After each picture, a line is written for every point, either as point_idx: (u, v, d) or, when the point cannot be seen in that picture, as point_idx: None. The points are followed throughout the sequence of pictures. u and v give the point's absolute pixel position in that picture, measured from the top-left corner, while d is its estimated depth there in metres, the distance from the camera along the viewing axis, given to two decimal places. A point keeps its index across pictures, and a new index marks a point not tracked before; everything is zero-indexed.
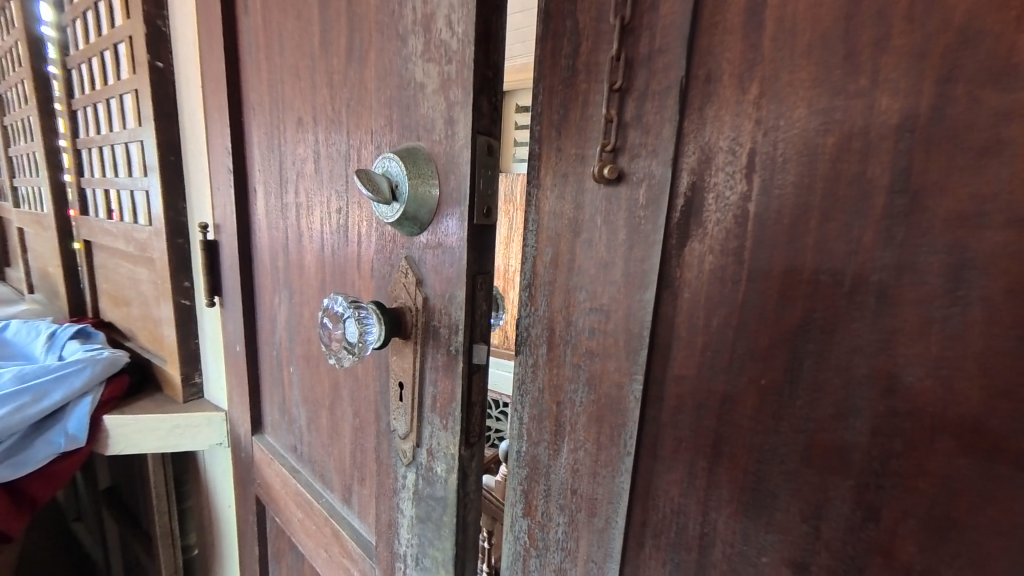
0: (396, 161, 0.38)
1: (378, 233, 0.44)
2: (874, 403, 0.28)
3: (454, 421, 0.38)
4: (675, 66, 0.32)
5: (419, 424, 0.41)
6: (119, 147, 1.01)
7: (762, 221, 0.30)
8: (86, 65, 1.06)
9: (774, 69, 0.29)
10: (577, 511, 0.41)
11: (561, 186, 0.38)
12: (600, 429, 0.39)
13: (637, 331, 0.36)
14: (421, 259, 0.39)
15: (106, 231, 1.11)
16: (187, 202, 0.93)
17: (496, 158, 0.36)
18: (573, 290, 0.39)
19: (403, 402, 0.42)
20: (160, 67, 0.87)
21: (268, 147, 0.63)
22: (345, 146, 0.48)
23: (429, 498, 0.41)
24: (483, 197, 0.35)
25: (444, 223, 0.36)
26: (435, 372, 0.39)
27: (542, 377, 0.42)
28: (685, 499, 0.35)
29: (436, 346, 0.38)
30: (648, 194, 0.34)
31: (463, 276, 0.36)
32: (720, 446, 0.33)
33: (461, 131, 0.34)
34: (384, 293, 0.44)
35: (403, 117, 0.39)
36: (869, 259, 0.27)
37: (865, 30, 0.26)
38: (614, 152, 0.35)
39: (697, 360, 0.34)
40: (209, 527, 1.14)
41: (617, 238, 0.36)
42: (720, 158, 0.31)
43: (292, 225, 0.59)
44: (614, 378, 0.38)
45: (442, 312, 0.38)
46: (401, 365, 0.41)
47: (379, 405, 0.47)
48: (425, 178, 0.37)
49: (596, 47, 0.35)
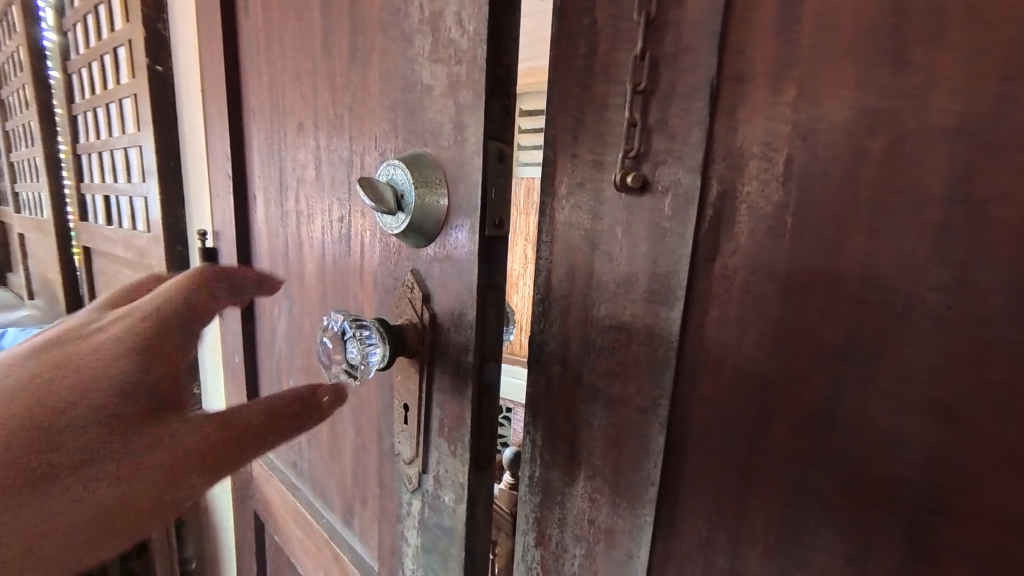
0: (401, 167, 0.35)
1: (382, 243, 0.42)
2: (928, 434, 0.25)
3: (463, 446, 0.35)
4: (704, 65, 0.29)
5: (425, 448, 0.38)
6: (118, 151, 0.99)
7: (801, 233, 0.28)
8: (86, 68, 1.05)
9: (812, 70, 0.26)
10: (594, 543, 0.38)
11: (577, 194, 0.35)
12: (619, 454, 0.35)
13: (662, 352, 0.33)
14: (428, 273, 0.37)
15: (106, 237, 1.10)
16: (185, 208, 0.91)
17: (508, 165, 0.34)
18: (590, 305, 0.36)
19: (407, 425, 0.39)
20: (159, 71, 0.86)
21: (269, 153, 0.61)
22: (347, 151, 0.45)
23: (435, 527, 0.38)
24: (495, 206, 0.33)
25: (452, 237, 0.34)
26: (443, 394, 0.37)
27: (556, 399, 0.38)
28: (711, 533, 0.33)
29: (444, 366, 0.36)
30: (673, 204, 0.31)
31: (473, 291, 0.33)
32: (751, 478, 0.31)
33: (471, 137, 0.32)
34: (388, 308, 0.42)
35: (409, 122, 0.37)
36: (921, 276, 0.25)
37: (916, 25, 0.23)
38: (636, 159, 0.31)
39: (727, 384, 0.31)
40: (207, 540, 1.11)
41: (638, 251, 0.33)
42: (753, 165, 0.29)
43: (293, 234, 0.57)
44: (635, 402, 0.34)
45: (450, 329, 0.35)
46: (406, 386, 0.39)
47: (382, 424, 0.45)
48: (432, 187, 0.34)
49: (614, 46, 0.32)
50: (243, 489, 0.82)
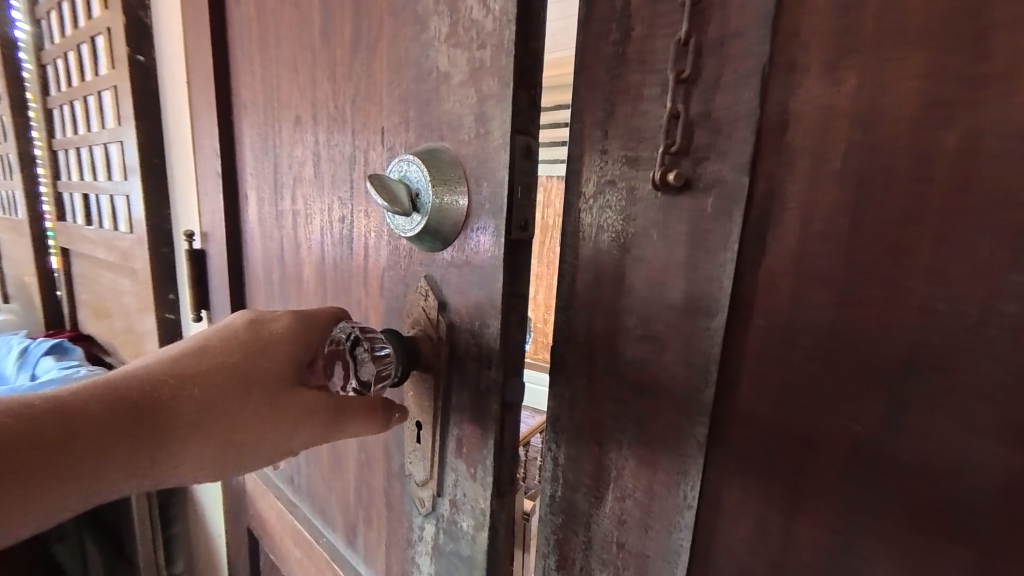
0: (416, 163, 0.32)
1: (391, 245, 0.39)
2: (1005, 460, 0.22)
3: (484, 470, 0.33)
4: (753, 53, 0.26)
5: (441, 470, 0.36)
6: (98, 147, 0.94)
7: (859, 236, 0.25)
8: (62, 60, 0.99)
9: (874, 58, 0.24)
10: (623, 568, 0.35)
11: (607, 194, 0.32)
12: (652, 475, 0.33)
13: (700, 365, 0.30)
14: (445, 279, 0.34)
15: (85, 239, 1.04)
16: (171, 208, 0.86)
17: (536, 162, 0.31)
18: (620, 314, 0.33)
19: (421, 444, 0.37)
20: (142, 61, 0.81)
21: (262, 150, 0.57)
22: (349, 148, 0.42)
23: (452, 555, 0.36)
24: (521, 208, 0.30)
25: (471, 239, 0.31)
26: (461, 414, 0.34)
27: (581, 415, 0.36)
28: (752, 559, 0.30)
29: (462, 383, 0.34)
30: (717, 204, 0.28)
31: (496, 301, 0.31)
32: (798, 501, 0.28)
33: (496, 131, 0.29)
34: (398, 316, 0.39)
35: (422, 114, 0.34)
36: (999, 285, 0.22)
37: (999, 4, 0.21)
38: (676, 156, 0.29)
39: (771, 399, 0.29)
40: (197, 554, 1.06)
41: (675, 255, 0.30)
42: (805, 162, 0.26)
43: (289, 235, 0.54)
44: (669, 418, 0.32)
45: (470, 341, 0.33)
46: (421, 404, 0.37)
47: (390, 442, 0.42)
48: (451, 185, 0.31)
49: (651, 31, 0.29)
50: (235, 504, 0.78)
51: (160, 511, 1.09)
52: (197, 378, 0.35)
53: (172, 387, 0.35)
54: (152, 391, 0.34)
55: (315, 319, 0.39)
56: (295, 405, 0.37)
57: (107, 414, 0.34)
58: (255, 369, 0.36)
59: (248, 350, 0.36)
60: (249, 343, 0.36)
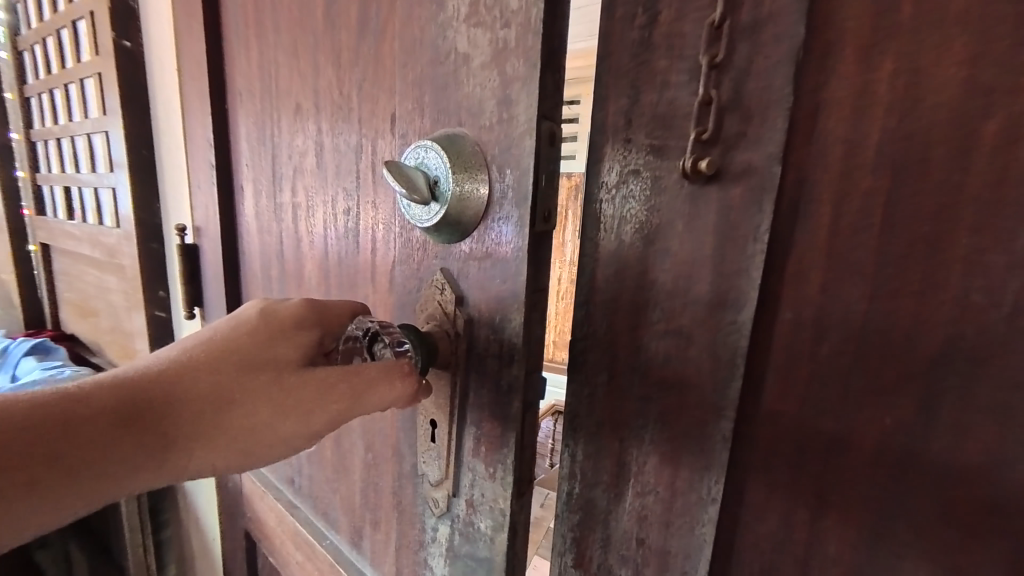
0: (435, 149, 0.31)
1: (403, 238, 0.37)
2: None
3: (504, 470, 0.32)
4: (787, 36, 0.25)
5: (456, 471, 0.35)
6: (81, 138, 0.90)
7: (894, 226, 0.25)
8: (40, 45, 0.94)
9: (913, 43, 0.23)
10: (643, 565, 0.34)
11: (631, 184, 0.31)
12: (675, 471, 0.32)
13: (727, 360, 0.29)
14: (463, 273, 0.33)
15: (68, 234, 1.00)
16: (160, 201, 0.83)
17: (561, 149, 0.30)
18: (643, 308, 0.32)
19: (434, 444, 0.36)
20: (128, 47, 0.77)
21: (261, 142, 0.55)
22: (355, 137, 0.41)
23: (467, 558, 0.35)
24: (545, 199, 0.29)
25: (493, 230, 0.30)
26: (480, 412, 0.33)
27: (601, 411, 0.35)
28: (777, 556, 0.30)
29: (481, 381, 0.33)
30: (747, 194, 0.27)
31: (519, 296, 0.30)
32: (827, 498, 0.28)
33: (521, 115, 0.28)
34: (410, 312, 0.38)
35: (438, 100, 0.33)
36: None
37: None
38: (705, 144, 0.28)
39: (800, 394, 0.28)
40: (191, 558, 1.04)
41: (703, 247, 0.29)
42: (839, 151, 0.25)
43: (288, 230, 0.52)
44: (694, 414, 0.31)
45: (490, 337, 0.32)
46: (435, 403, 0.36)
47: (400, 443, 0.41)
48: (472, 172, 0.30)
49: (679, 15, 0.28)
50: (232, 506, 0.76)
51: (151, 515, 1.06)
52: (211, 363, 0.33)
53: (179, 376, 0.32)
54: (165, 380, 0.32)
55: (331, 309, 0.38)
56: (309, 387, 0.33)
57: (113, 408, 0.31)
58: (267, 352, 0.34)
59: (265, 334, 0.34)
60: (266, 328, 0.34)
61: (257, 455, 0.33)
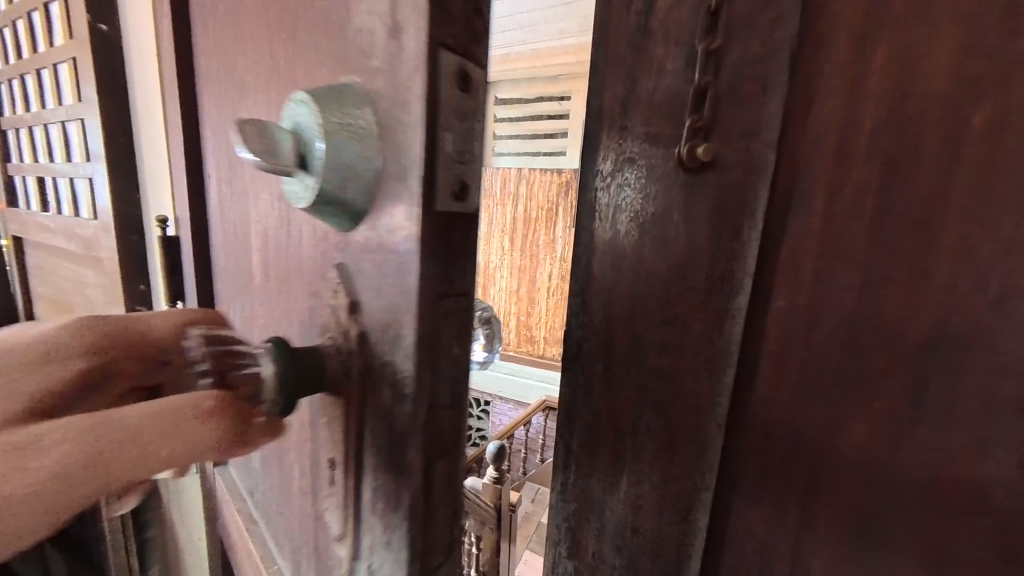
0: (307, 102, 0.23)
1: (308, 227, 0.31)
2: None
3: (398, 537, 0.25)
4: (783, 25, 0.26)
5: (356, 528, 0.29)
6: (54, 126, 0.86)
7: (885, 213, 0.25)
8: (10, 29, 0.90)
9: (907, 28, 0.23)
10: (639, 552, 0.35)
11: (628, 172, 0.31)
12: (670, 458, 0.32)
13: (724, 347, 0.30)
14: (358, 273, 0.26)
15: (42, 227, 0.96)
16: (141, 193, 0.80)
17: (474, 94, 0.22)
18: (639, 297, 0.32)
19: (335, 487, 0.30)
20: (104, 31, 0.74)
21: (218, 121, 0.52)
22: (269, 102, 0.35)
23: None
24: (451, 167, 0.22)
25: (383, 213, 0.23)
26: (376, 457, 0.27)
27: (597, 401, 0.35)
28: (770, 539, 0.30)
29: (377, 417, 0.26)
30: (742, 183, 0.28)
31: (414, 304, 0.22)
32: (818, 482, 0.28)
33: (409, 41, 0.20)
34: (315, 319, 0.31)
35: (335, 40, 0.26)
36: None
37: None
38: (703, 132, 0.28)
39: (794, 380, 0.28)
40: (175, 559, 1.02)
41: (699, 235, 0.29)
42: (832, 138, 0.26)
43: (241, 219, 0.49)
44: (691, 400, 0.31)
45: (385, 359, 0.25)
46: (334, 438, 0.30)
47: (311, 480, 0.34)
48: (358, 134, 0.23)
49: (676, 3, 0.28)
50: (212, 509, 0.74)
51: (134, 516, 1.03)
52: None
53: None
54: None
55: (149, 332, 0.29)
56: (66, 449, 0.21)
57: None
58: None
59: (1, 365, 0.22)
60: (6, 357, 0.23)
61: (11, 539, 0.20)
